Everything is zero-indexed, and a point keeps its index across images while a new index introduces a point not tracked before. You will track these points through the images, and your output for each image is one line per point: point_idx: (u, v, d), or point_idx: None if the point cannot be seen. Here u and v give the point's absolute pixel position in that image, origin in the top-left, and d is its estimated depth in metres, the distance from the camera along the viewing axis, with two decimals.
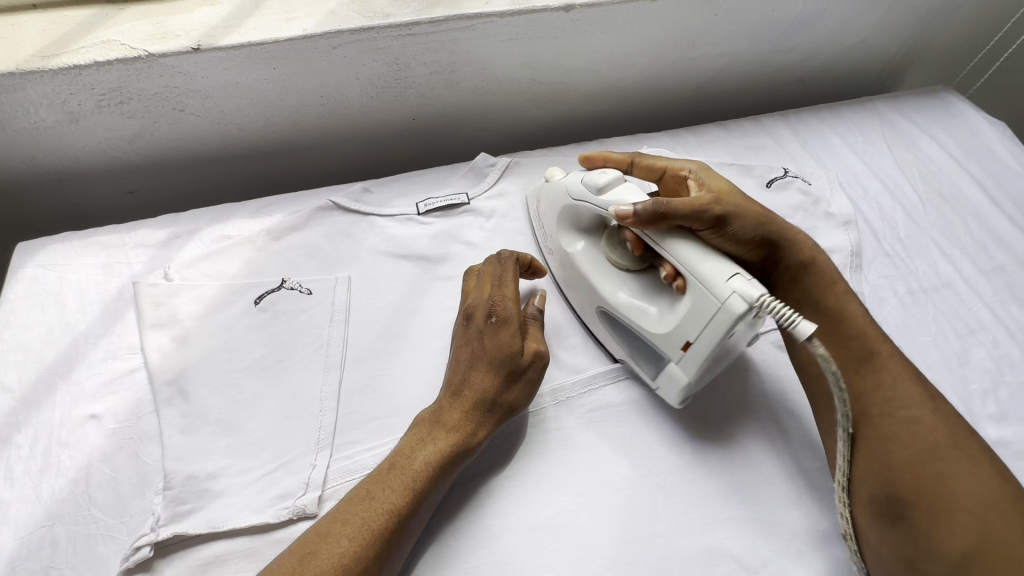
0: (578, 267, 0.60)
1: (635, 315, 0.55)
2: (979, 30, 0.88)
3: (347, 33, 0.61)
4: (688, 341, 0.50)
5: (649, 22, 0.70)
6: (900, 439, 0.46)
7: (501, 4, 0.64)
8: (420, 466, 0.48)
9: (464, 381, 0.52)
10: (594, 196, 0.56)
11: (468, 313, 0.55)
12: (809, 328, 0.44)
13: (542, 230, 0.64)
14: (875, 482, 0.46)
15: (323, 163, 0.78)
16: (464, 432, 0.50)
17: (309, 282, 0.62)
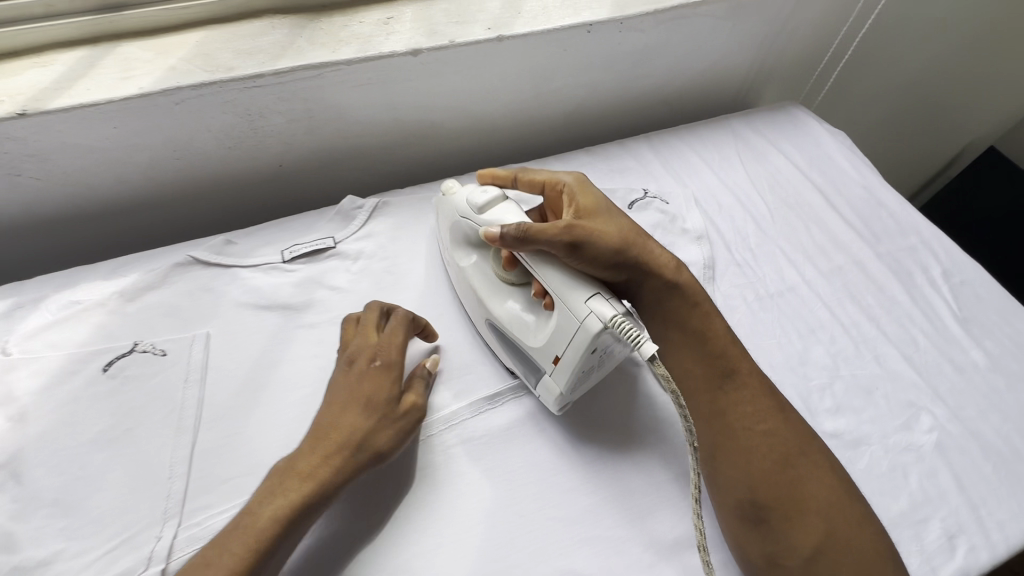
0: (470, 282, 0.62)
1: (516, 328, 0.58)
2: (817, 50, 0.97)
3: (187, 89, 0.61)
4: (558, 354, 0.54)
5: (501, 60, 0.73)
6: (758, 450, 0.53)
7: (347, 52, 0.66)
8: (273, 513, 0.45)
9: (331, 425, 0.50)
10: (474, 215, 0.59)
11: (352, 355, 0.54)
12: (651, 349, 0.49)
13: (442, 245, 0.67)
14: (740, 489, 0.52)
15: (191, 213, 0.76)
16: (324, 483, 0.48)
17: (163, 342, 0.60)
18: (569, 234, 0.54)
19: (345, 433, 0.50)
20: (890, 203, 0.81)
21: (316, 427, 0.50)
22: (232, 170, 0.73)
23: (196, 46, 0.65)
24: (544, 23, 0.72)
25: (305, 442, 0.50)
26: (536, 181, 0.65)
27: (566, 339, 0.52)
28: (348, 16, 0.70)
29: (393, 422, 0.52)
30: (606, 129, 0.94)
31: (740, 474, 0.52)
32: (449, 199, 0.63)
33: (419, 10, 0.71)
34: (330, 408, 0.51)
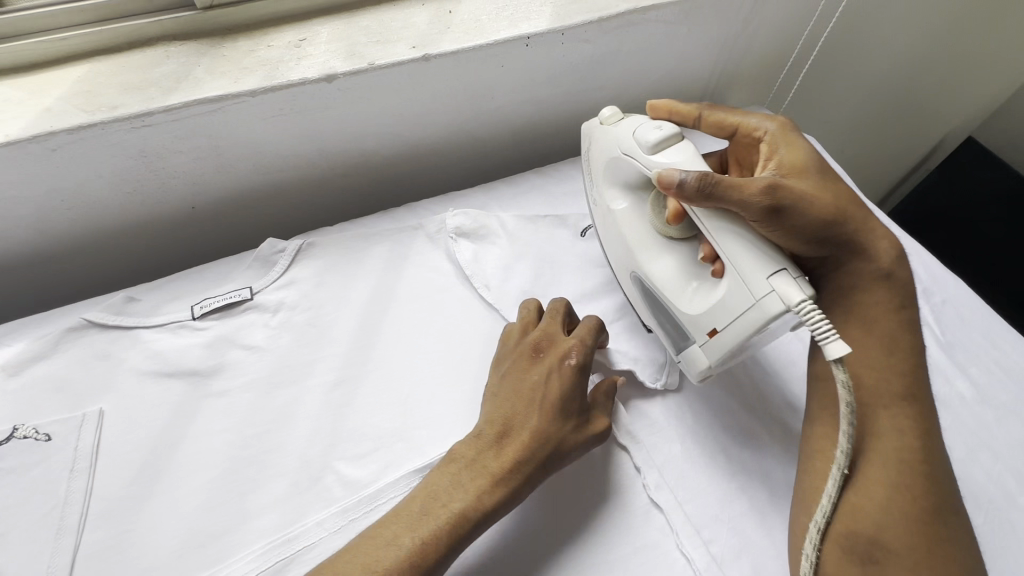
0: (619, 227, 0.61)
1: (671, 292, 0.55)
2: (781, 51, 0.90)
3: (62, 133, 0.53)
4: (714, 328, 0.50)
5: (431, 81, 0.66)
6: (897, 488, 0.46)
7: (251, 82, 0.58)
8: (436, 525, 0.44)
9: (526, 420, 0.50)
10: (644, 154, 0.56)
11: (541, 347, 0.55)
12: (840, 350, 0.42)
13: (592, 182, 0.65)
14: (862, 523, 0.46)
15: (98, 262, 0.69)
16: (515, 485, 0.47)
17: (48, 424, 0.53)
18: (774, 196, 0.49)
19: (543, 436, 0.49)
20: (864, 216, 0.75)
21: (505, 422, 0.50)
22: (137, 215, 0.65)
23: (77, 82, 0.57)
24: (476, 37, 0.65)
25: (494, 440, 0.49)
26: (725, 123, 0.63)
27: (727, 317, 0.49)
28: (255, 40, 0.62)
29: (586, 426, 0.52)
30: (561, 144, 0.88)
31: (869, 506, 0.46)
32: (605, 129, 0.62)
33: (336, 30, 0.64)
34: (537, 403, 0.51)
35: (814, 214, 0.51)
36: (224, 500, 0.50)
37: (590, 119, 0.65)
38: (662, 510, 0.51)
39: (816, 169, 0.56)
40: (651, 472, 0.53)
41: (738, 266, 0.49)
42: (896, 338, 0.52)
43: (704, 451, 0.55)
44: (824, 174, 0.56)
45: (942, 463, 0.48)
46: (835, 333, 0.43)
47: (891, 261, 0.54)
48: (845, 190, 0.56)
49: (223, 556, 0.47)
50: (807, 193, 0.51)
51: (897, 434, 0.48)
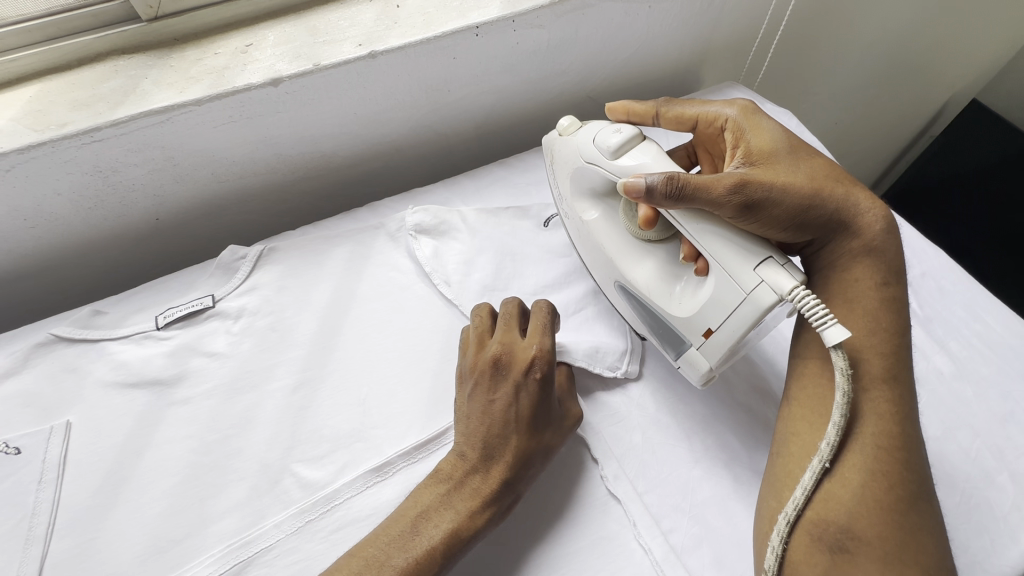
0: (594, 238, 0.60)
1: (657, 296, 0.54)
2: (752, 23, 0.87)
3: (12, 154, 0.54)
4: (709, 328, 0.49)
5: (381, 78, 0.65)
6: (870, 475, 0.43)
7: (196, 91, 0.58)
8: (428, 547, 0.44)
9: (501, 444, 0.49)
10: (608, 160, 0.55)
11: (501, 363, 0.51)
12: (840, 334, 0.42)
13: (558, 194, 0.64)
14: (834, 510, 0.43)
15: (72, 275, 0.71)
16: (496, 505, 0.47)
17: (17, 438, 0.54)
18: (741, 193, 0.47)
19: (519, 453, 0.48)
20: None
21: (484, 445, 0.49)
22: (102, 228, 0.67)
23: (28, 103, 0.58)
24: (422, 30, 0.64)
25: (476, 462, 0.48)
26: (684, 117, 0.61)
27: (721, 316, 0.48)
28: (202, 48, 0.63)
29: (558, 429, 0.51)
30: (528, 134, 0.86)
31: (846, 494, 0.43)
32: (565, 141, 0.60)
33: (282, 33, 0.64)
34: (508, 422, 0.49)
35: (787, 200, 0.49)
36: (185, 506, 0.51)
37: (548, 131, 0.64)
38: (620, 501, 0.50)
39: (783, 151, 0.54)
40: (610, 463, 0.52)
41: (723, 266, 0.47)
42: (880, 314, 0.49)
43: (667, 441, 0.54)
44: (794, 155, 0.54)
45: (918, 451, 0.46)
46: (832, 317, 0.42)
47: (873, 235, 0.52)
48: (814, 166, 0.53)
49: (185, 560, 0.48)
50: (777, 182, 0.49)
51: (877, 419, 0.45)
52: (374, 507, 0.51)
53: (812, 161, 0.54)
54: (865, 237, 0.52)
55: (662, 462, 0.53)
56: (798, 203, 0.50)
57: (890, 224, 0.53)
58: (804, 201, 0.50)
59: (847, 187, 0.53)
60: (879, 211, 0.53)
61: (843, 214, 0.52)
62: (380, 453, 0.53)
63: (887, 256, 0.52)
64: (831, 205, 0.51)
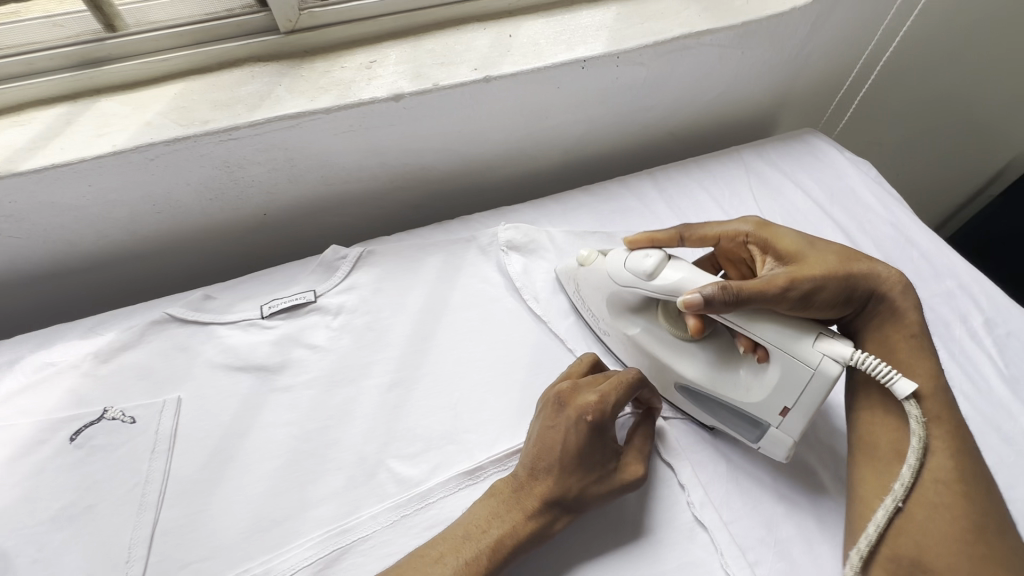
0: (646, 349, 0.59)
1: (726, 387, 0.54)
2: (837, 71, 0.90)
3: (160, 144, 0.59)
4: (785, 407, 0.50)
5: (491, 100, 0.69)
6: (937, 506, 0.44)
7: (325, 101, 0.63)
8: (495, 539, 0.47)
9: (546, 471, 0.50)
10: (645, 281, 0.55)
11: (563, 398, 0.53)
12: (906, 386, 0.47)
13: (592, 313, 0.64)
14: (905, 542, 0.44)
15: (179, 261, 0.76)
16: (554, 517, 0.49)
17: (133, 408, 0.58)
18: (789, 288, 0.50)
19: (566, 484, 0.49)
20: (922, 242, 0.74)
21: (537, 465, 0.50)
22: (214, 219, 0.71)
23: (174, 99, 0.63)
24: (534, 60, 0.68)
25: (525, 478, 0.50)
26: (707, 237, 0.62)
27: (793, 395, 0.49)
28: (330, 61, 0.67)
29: (612, 474, 0.51)
30: (608, 165, 0.89)
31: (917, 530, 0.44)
32: (591, 270, 0.62)
33: (404, 52, 0.69)
34: (553, 453, 0.50)
35: (828, 287, 0.52)
36: (287, 489, 0.53)
37: (567, 264, 0.65)
38: (707, 528, 0.51)
39: (807, 243, 0.56)
40: (697, 489, 0.53)
41: (788, 351, 0.48)
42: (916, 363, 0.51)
43: (750, 474, 0.55)
44: (815, 243, 0.56)
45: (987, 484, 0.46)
46: (895, 372, 0.47)
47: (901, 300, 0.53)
48: (839, 250, 0.55)
49: (285, 541, 0.51)
50: (817, 274, 0.51)
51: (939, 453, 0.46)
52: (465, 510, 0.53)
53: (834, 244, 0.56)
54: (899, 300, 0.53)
55: (746, 496, 0.54)
56: (832, 287, 0.52)
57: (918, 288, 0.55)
58: (836, 284, 0.52)
59: (870, 259, 0.55)
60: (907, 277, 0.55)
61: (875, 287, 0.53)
62: (474, 456, 0.55)
63: (920, 319, 0.53)
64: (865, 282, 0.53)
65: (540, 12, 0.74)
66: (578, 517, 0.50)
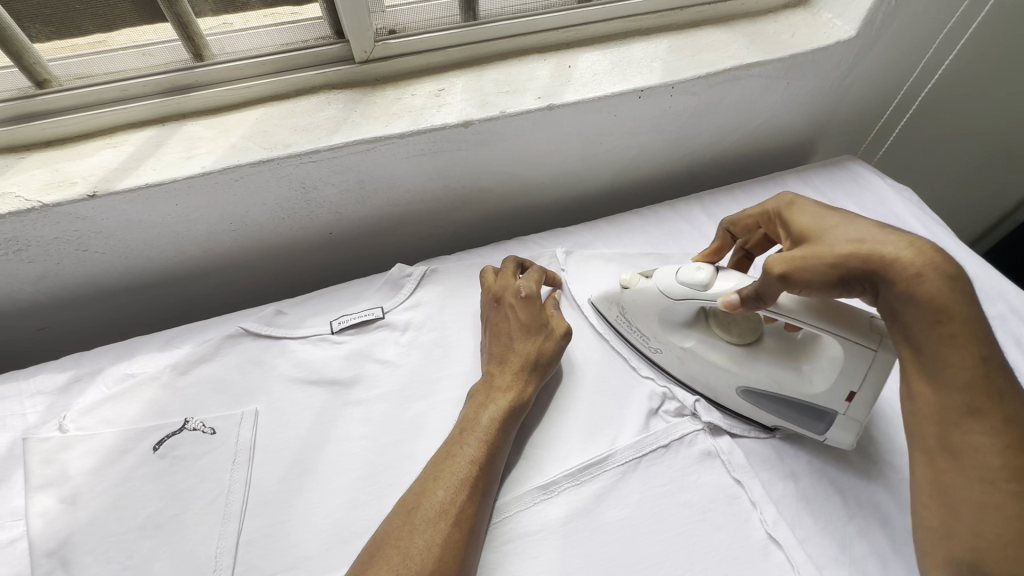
0: (705, 365, 0.60)
1: (790, 385, 0.55)
2: (874, 101, 0.93)
3: (246, 166, 0.62)
4: (852, 392, 0.51)
5: (552, 126, 0.72)
6: (990, 513, 0.40)
7: (400, 126, 0.66)
8: (490, 420, 0.55)
9: (508, 345, 0.61)
10: (700, 293, 0.56)
11: (497, 296, 0.64)
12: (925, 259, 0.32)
13: (639, 334, 0.65)
14: (956, 546, 0.41)
15: (245, 278, 0.79)
16: (529, 381, 0.59)
17: (212, 419, 0.59)
18: (790, 282, 0.49)
19: (528, 347, 0.61)
20: (970, 267, 0.76)
21: (498, 352, 0.60)
22: (282, 236, 0.74)
23: (255, 123, 0.67)
24: (594, 89, 0.71)
25: (497, 370, 0.59)
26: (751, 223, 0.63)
27: (858, 379, 0.50)
28: (400, 89, 0.71)
29: (548, 335, 0.62)
30: (654, 190, 0.92)
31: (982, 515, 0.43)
32: (637, 292, 0.63)
33: (470, 81, 0.72)
34: (501, 339, 0.61)
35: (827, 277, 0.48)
36: (365, 501, 0.55)
37: (606, 292, 0.67)
38: (781, 546, 0.52)
39: (825, 228, 0.51)
40: (769, 507, 0.54)
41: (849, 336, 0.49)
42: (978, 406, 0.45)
43: (819, 492, 0.56)
44: (831, 228, 0.50)
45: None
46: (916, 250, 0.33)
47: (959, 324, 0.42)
48: (861, 231, 0.48)
49: None
50: (820, 264, 0.48)
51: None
52: (541, 524, 0.53)
53: (872, 229, 0.48)
54: (901, 289, 0.44)
55: (816, 513, 0.54)
56: (812, 269, 0.48)
57: (937, 274, 0.43)
58: (821, 266, 0.48)
59: (900, 244, 0.45)
60: (921, 261, 0.44)
61: (872, 271, 0.45)
62: (547, 471, 0.57)
63: (950, 313, 0.42)
64: (858, 266, 0.46)
65: (596, 44, 0.78)
66: (546, 374, 0.61)
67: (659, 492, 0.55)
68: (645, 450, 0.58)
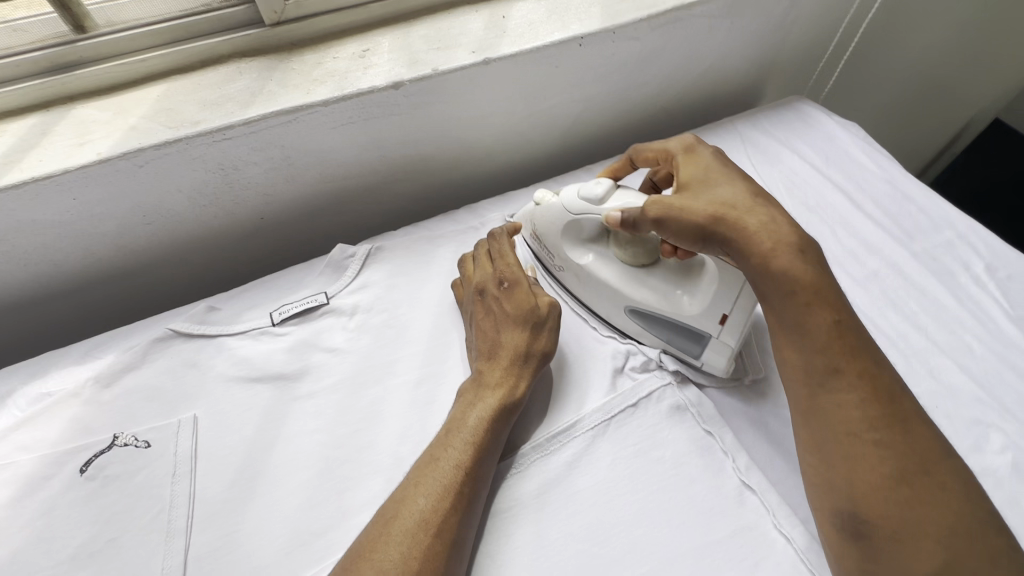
0: (597, 280, 0.62)
1: (666, 301, 0.58)
2: (817, 38, 0.92)
3: (150, 149, 0.55)
4: (725, 313, 0.54)
5: (490, 83, 0.68)
6: (856, 459, 0.41)
7: (322, 92, 0.60)
8: (477, 422, 0.50)
9: (500, 341, 0.56)
10: (595, 208, 0.58)
11: (479, 286, 0.60)
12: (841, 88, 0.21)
13: (548, 251, 0.66)
14: (837, 498, 0.41)
15: (175, 275, 0.72)
16: (521, 377, 0.54)
17: (146, 432, 0.54)
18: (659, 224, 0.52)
19: (517, 341, 0.56)
20: (918, 197, 0.76)
21: (487, 350, 0.56)
22: (207, 225, 0.68)
23: (157, 101, 0.59)
24: (532, 39, 0.66)
25: (489, 366, 0.55)
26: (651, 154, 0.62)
27: (731, 300, 0.54)
28: (320, 53, 0.65)
29: (538, 323, 0.57)
30: (605, 145, 0.89)
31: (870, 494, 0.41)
32: (547, 207, 0.64)
33: (397, 40, 0.66)
34: (488, 333, 0.57)
35: (682, 223, 0.51)
36: (324, 499, 0.51)
37: (525, 205, 0.67)
38: (756, 492, 0.51)
39: (705, 181, 0.53)
40: (741, 455, 0.53)
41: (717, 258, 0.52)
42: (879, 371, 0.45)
43: (789, 433, 0.55)
44: (711, 186, 0.52)
45: (913, 426, 0.41)
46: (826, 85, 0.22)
47: (806, 274, 0.45)
48: (733, 190, 0.51)
49: (329, 553, 0.48)
50: (681, 211, 0.51)
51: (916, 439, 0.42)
52: (515, 499, 0.51)
53: (743, 192, 0.51)
54: (760, 255, 0.47)
55: (788, 455, 0.54)
56: (687, 223, 0.50)
57: (790, 246, 0.46)
58: (691, 224, 0.50)
59: (762, 217, 0.48)
60: (777, 235, 0.47)
61: (732, 234, 0.48)
62: (515, 446, 0.54)
63: (798, 277, 0.45)
64: (721, 228, 0.49)
65: None
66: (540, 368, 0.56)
67: (631, 452, 0.54)
68: (614, 411, 0.56)
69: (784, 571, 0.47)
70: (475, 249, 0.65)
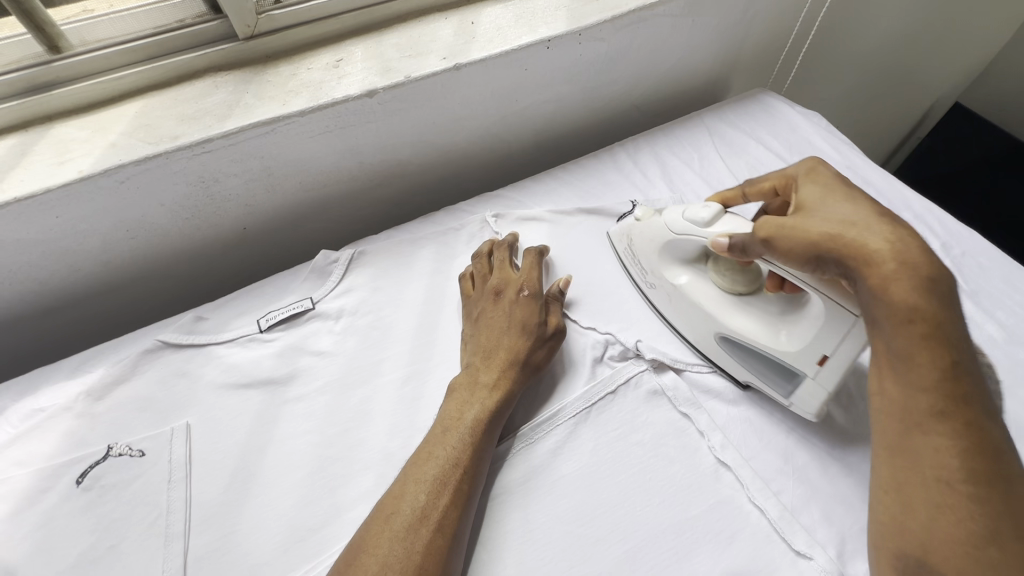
0: (690, 300, 0.63)
1: (759, 337, 0.57)
2: (778, 32, 0.95)
3: (131, 165, 0.57)
4: (825, 355, 0.51)
5: (462, 88, 0.70)
6: (942, 509, 0.37)
7: (298, 103, 0.61)
8: (472, 421, 0.52)
9: (504, 342, 0.58)
10: (698, 230, 0.58)
11: (499, 288, 0.63)
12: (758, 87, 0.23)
13: (641, 267, 0.68)
14: (905, 541, 0.39)
15: (161, 287, 0.74)
16: (518, 380, 0.56)
17: (139, 441, 0.55)
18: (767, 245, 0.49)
19: (520, 346, 0.58)
20: (875, 181, 0.80)
21: (487, 349, 0.58)
22: (190, 237, 0.69)
23: (135, 117, 0.60)
24: (501, 44, 0.68)
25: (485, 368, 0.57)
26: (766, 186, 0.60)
27: (833, 341, 0.51)
28: (295, 64, 0.66)
29: (547, 333, 0.60)
30: (580, 142, 0.92)
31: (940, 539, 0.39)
32: (648, 224, 0.66)
33: (370, 49, 0.68)
34: (494, 332, 0.59)
35: (790, 245, 0.47)
36: (318, 496, 0.53)
37: (624, 222, 0.70)
38: (730, 468, 0.54)
39: (815, 206, 0.49)
40: (715, 434, 0.56)
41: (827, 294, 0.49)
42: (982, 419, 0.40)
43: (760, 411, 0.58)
44: (827, 208, 0.48)
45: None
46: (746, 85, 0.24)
47: (918, 306, 0.40)
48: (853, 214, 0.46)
49: (325, 548, 0.50)
50: (789, 233, 0.47)
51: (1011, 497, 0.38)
52: (502, 486, 0.53)
53: (867, 211, 0.46)
54: (870, 283, 0.42)
55: (759, 432, 0.57)
56: (791, 246, 0.47)
57: (913, 273, 0.40)
58: (798, 246, 0.47)
59: (885, 236, 0.43)
60: (894, 253, 0.41)
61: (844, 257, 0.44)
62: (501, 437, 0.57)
63: (913, 309, 0.40)
64: (835, 253, 0.44)
65: None
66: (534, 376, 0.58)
67: (612, 437, 0.56)
68: (594, 399, 0.58)
69: (758, 540, 0.50)
70: (489, 254, 0.68)
